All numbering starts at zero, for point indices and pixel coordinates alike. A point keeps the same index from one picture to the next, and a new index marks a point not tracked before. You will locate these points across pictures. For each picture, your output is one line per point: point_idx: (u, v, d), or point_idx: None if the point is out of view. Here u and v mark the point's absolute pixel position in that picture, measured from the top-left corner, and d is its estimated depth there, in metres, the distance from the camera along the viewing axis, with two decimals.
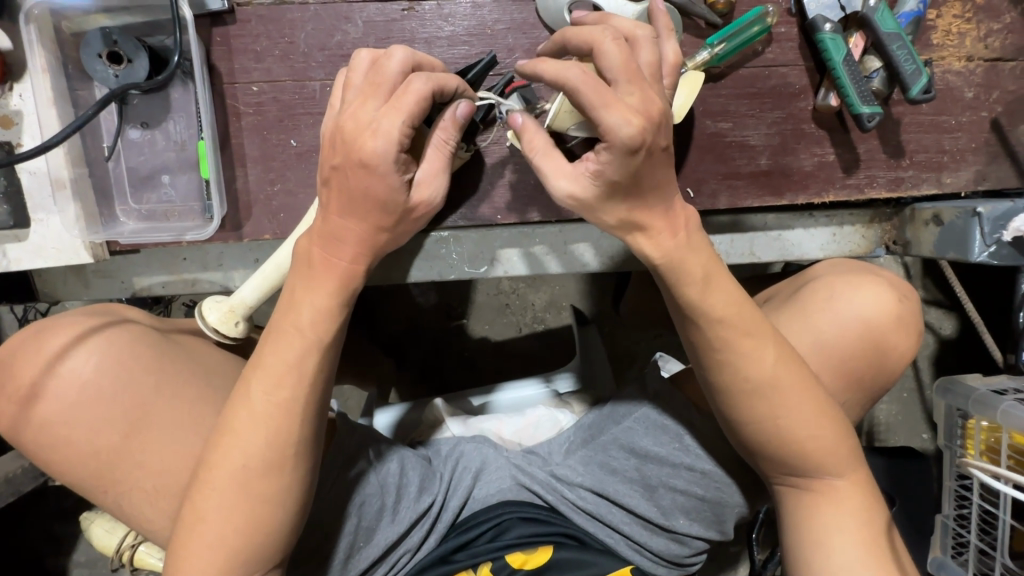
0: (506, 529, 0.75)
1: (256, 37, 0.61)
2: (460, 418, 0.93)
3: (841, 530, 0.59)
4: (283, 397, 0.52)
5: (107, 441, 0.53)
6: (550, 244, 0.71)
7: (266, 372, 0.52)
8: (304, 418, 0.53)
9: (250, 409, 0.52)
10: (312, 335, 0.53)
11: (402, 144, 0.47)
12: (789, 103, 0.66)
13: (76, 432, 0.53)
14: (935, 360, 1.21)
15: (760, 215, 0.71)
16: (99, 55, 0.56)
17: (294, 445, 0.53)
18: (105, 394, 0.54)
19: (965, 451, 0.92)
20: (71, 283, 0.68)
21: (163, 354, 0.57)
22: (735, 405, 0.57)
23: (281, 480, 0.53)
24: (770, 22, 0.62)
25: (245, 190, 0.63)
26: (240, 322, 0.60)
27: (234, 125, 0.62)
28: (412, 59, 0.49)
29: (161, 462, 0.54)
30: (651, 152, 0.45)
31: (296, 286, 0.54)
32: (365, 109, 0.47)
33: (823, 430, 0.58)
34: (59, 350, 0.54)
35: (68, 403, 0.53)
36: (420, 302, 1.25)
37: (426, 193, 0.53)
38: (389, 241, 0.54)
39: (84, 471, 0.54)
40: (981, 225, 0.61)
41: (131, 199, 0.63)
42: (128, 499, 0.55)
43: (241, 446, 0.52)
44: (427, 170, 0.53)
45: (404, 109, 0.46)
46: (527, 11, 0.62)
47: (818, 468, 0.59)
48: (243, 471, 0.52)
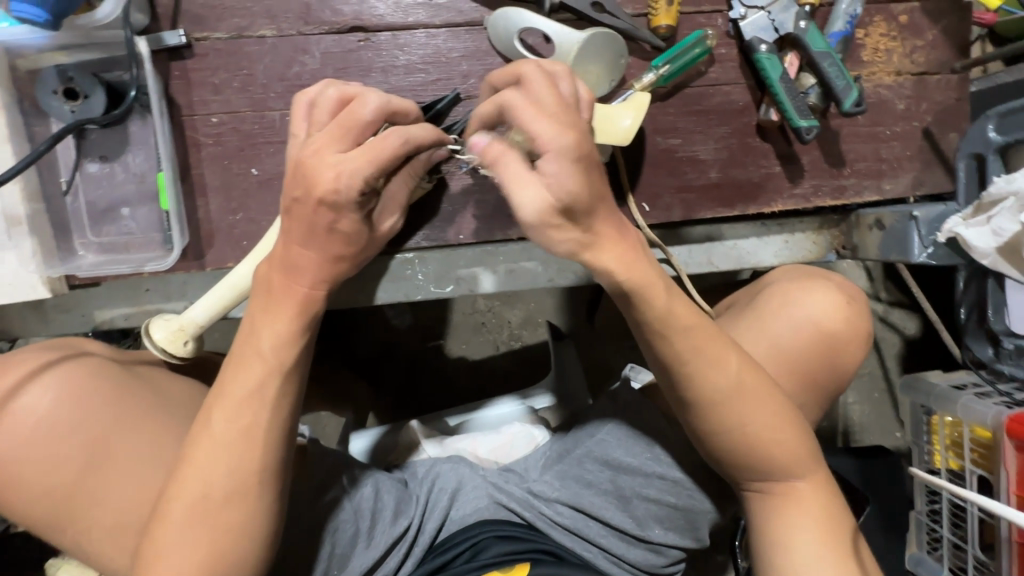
0: (484, 548, 0.73)
1: (215, 70, 0.62)
2: (435, 439, 0.93)
3: (806, 530, 0.60)
4: (244, 423, 0.52)
5: (64, 479, 0.52)
6: (514, 261, 0.72)
7: (228, 400, 0.52)
8: (266, 444, 0.53)
9: (211, 437, 0.52)
10: (274, 359, 0.53)
11: (366, 189, 0.48)
12: (734, 119, 0.69)
13: (33, 469, 0.52)
14: (903, 359, 1.25)
15: (717, 226, 0.74)
16: (54, 92, 0.57)
17: (257, 471, 0.52)
18: (61, 430, 0.53)
19: (931, 448, 0.94)
20: (29, 319, 0.67)
21: (123, 385, 0.56)
22: (704, 415, 0.58)
23: (245, 509, 0.52)
24: (710, 44, 0.65)
25: (207, 219, 0.64)
26: (188, 341, 0.60)
27: (194, 155, 0.63)
28: (385, 107, 0.50)
29: (120, 496, 0.53)
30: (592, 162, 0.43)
31: (252, 314, 0.54)
32: (331, 152, 0.47)
33: (785, 434, 0.60)
34: (14, 386, 0.53)
35: (24, 440, 0.52)
36: (395, 324, 1.25)
37: (387, 221, 0.60)
38: (348, 264, 0.56)
39: (39, 511, 0.53)
40: (918, 228, 0.64)
41: (90, 232, 0.62)
42: (86, 538, 0.53)
43: (203, 475, 0.51)
44: (391, 199, 0.59)
45: (378, 158, 0.47)
46: (480, 39, 0.65)
47: (780, 470, 0.61)
48: (206, 501, 0.51)
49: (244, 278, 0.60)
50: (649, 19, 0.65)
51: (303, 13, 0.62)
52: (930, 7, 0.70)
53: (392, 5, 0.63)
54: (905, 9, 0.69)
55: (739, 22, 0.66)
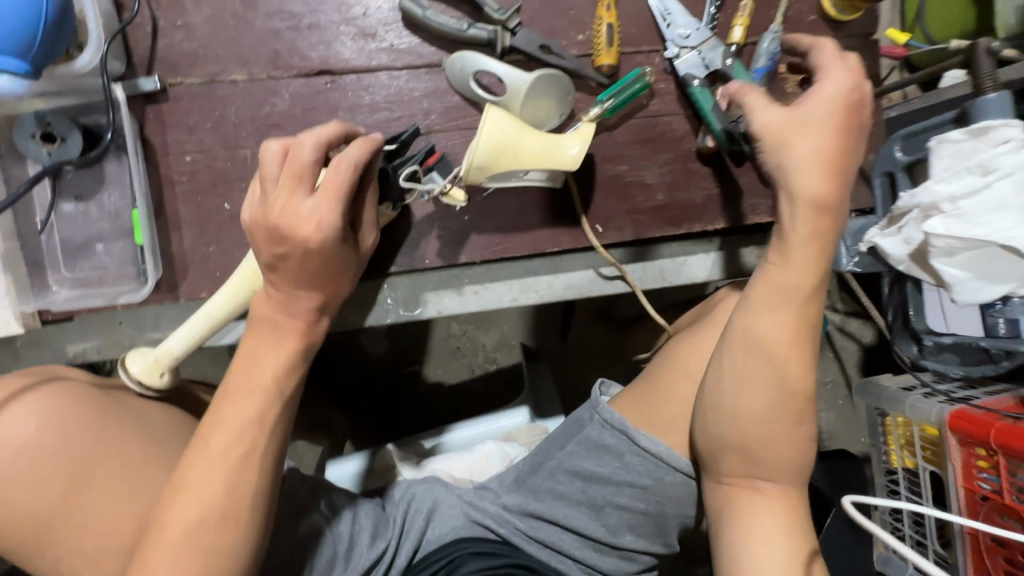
0: (459, 566, 0.75)
1: (188, 112, 0.66)
2: (412, 465, 0.96)
3: (775, 539, 0.61)
4: (242, 446, 0.55)
5: (47, 499, 0.54)
6: (480, 282, 0.76)
7: (227, 425, 0.56)
8: (260, 467, 0.56)
9: (207, 460, 0.55)
10: (273, 386, 0.57)
11: (340, 222, 0.56)
12: (676, 146, 0.75)
13: (18, 492, 0.54)
14: (863, 365, 1.32)
15: (665, 244, 0.80)
16: (32, 135, 0.60)
17: (250, 495, 0.55)
18: (45, 454, 0.54)
19: (887, 447, 0.99)
20: (1, 355, 0.69)
21: (104, 411, 0.58)
22: (747, 395, 0.59)
23: (235, 532, 0.55)
24: (649, 80, 0.72)
25: (181, 252, 0.66)
26: (164, 372, 0.63)
27: (168, 193, 0.66)
28: (321, 142, 0.55)
29: (108, 520, 0.55)
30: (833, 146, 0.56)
31: (256, 344, 0.58)
32: (298, 203, 0.54)
33: (796, 449, 0.60)
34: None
35: (8, 465, 0.54)
36: (371, 352, 1.27)
37: (370, 235, 0.64)
38: (332, 291, 0.60)
39: (18, 534, 0.54)
40: (844, 239, 0.71)
41: (64, 267, 0.64)
42: (68, 561, 0.55)
43: (196, 498, 0.54)
44: (365, 219, 0.63)
45: (341, 193, 0.55)
46: (440, 79, 0.70)
47: (770, 473, 0.61)
48: (198, 523, 0.53)
49: (218, 306, 0.63)
50: (593, 59, 0.71)
51: (272, 59, 0.67)
52: (843, 44, 0.78)
53: (356, 50, 0.68)
54: (822, 46, 0.77)
55: (675, 61, 0.73)
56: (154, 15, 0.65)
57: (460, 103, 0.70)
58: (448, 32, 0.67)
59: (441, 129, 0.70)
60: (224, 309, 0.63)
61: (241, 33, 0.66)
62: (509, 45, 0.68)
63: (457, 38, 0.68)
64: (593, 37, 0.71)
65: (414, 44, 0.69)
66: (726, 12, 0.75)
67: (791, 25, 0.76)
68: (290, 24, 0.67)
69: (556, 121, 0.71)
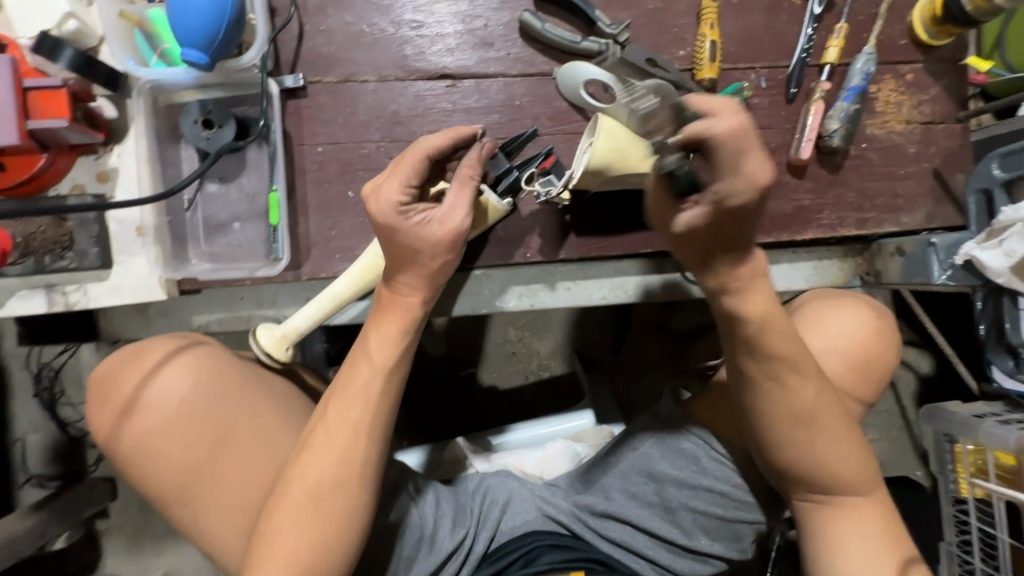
0: (538, 556, 0.78)
1: (324, 107, 0.72)
2: (483, 456, 0.97)
3: (857, 534, 0.64)
4: (355, 417, 0.59)
5: (197, 451, 0.58)
6: (572, 280, 0.80)
7: (342, 396, 0.59)
8: (372, 437, 0.59)
9: (327, 429, 0.58)
10: (380, 361, 0.60)
11: (400, 200, 0.58)
12: (767, 158, 0.79)
13: (167, 443, 0.58)
14: (917, 397, 1.30)
15: (752, 252, 0.82)
16: (195, 121, 0.66)
17: (361, 464, 0.58)
18: (197, 408, 0.59)
19: (958, 476, 0.98)
20: (133, 321, 0.74)
21: (244, 375, 0.62)
22: (779, 429, 0.63)
23: (352, 496, 0.58)
24: (746, 94, 0.76)
25: (306, 235, 0.72)
26: (290, 347, 0.67)
27: (300, 179, 0.72)
28: (423, 136, 0.62)
29: (244, 476, 0.59)
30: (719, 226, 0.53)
31: (364, 326, 0.62)
32: (377, 180, 0.60)
33: (855, 451, 0.64)
34: (158, 367, 0.60)
35: (162, 416, 0.58)
36: (432, 352, 1.31)
37: (449, 223, 0.60)
38: (439, 275, 0.63)
39: (167, 482, 0.58)
40: (936, 253, 0.73)
41: (203, 242, 0.71)
42: (206, 513, 0.59)
43: (317, 463, 0.57)
44: (453, 203, 0.61)
45: (406, 171, 0.58)
46: (549, 87, 0.75)
47: (848, 483, 0.64)
48: (319, 488, 0.57)
49: (344, 290, 0.67)
50: (693, 73, 0.76)
51: (400, 63, 0.73)
52: (932, 68, 0.81)
53: (475, 58, 0.74)
54: (911, 69, 0.80)
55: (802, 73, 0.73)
56: (301, 20, 0.72)
57: (567, 109, 0.75)
58: (562, 43, 0.72)
59: (548, 133, 0.75)
60: (349, 293, 0.67)
61: (375, 39, 0.73)
62: (619, 57, 0.73)
63: (570, 49, 0.73)
64: (695, 52, 0.75)
65: (528, 54, 0.75)
66: (820, 34, 0.79)
67: (882, 48, 0.80)
68: (417, 32, 0.74)
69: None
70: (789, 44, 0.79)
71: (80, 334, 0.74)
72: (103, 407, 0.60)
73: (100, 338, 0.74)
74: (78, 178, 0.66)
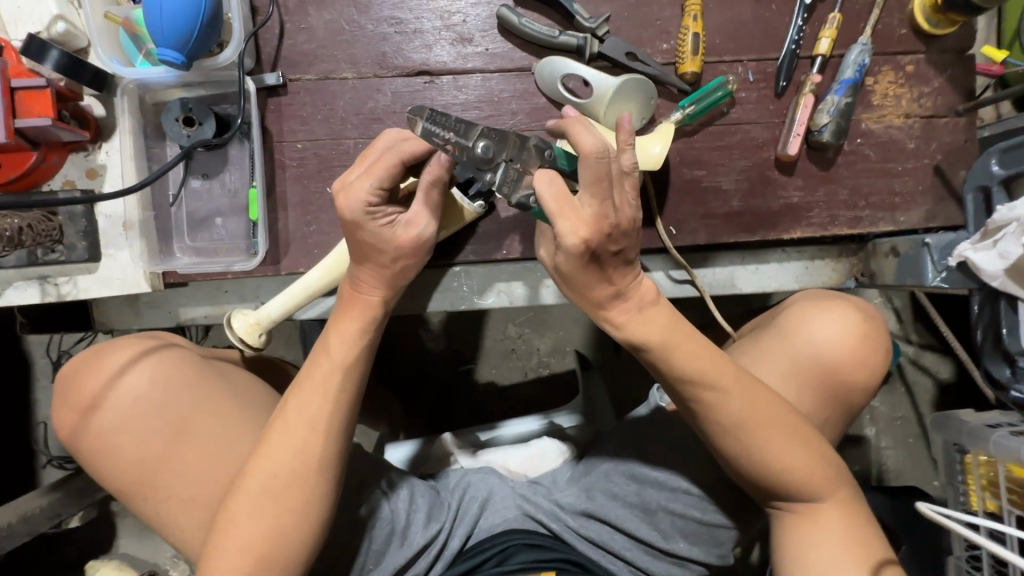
0: (511, 555, 0.77)
1: (303, 104, 0.73)
2: (469, 452, 0.96)
3: (828, 547, 0.61)
4: (312, 412, 0.60)
5: (154, 447, 0.61)
6: (552, 277, 0.79)
7: (301, 391, 0.60)
8: (329, 431, 0.60)
9: (284, 424, 0.60)
10: (339, 358, 0.61)
11: (369, 201, 0.58)
12: (754, 154, 0.76)
13: (126, 441, 0.61)
14: (935, 403, 1.24)
15: (739, 251, 0.80)
16: (176, 119, 0.68)
17: (318, 459, 0.59)
18: (155, 407, 0.62)
19: (967, 488, 0.91)
20: (124, 312, 0.77)
21: (202, 373, 0.65)
22: (737, 439, 0.61)
23: (307, 489, 0.59)
24: (731, 88, 0.74)
25: (285, 230, 0.73)
26: (263, 333, 0.69)
27: (279, 175, 0.73)
28: (395, 136, 0.60)
29: (202, 470, 0.61)
30: (599, 255, 0.54)
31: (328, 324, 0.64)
32: (349, 176, 0.59)
33: (820, 459, 0.62)
34: (120, 367, 0.63)
35: (123, 415, 0.62)
36: (429, 347, 1.32)
37: (414, 231, 0.61)
38: (400, 276, 0.64)
39: (128, 476, 0.61)
40: (930, 253, 0.69)
41: (186, 237, 0.73)
42: (165, 506, 0.61)
43: (274, 458, 0.59)
44: (416, 212, 0.62)
45: (377, 174, 0.58)
46: (528, 82, 0.74)
47: (811, 492, 0.62)
48: (275, 480, 0.58)
49: (317, 281, 0.69)
50: (676, 67, 0.74)
51: (379, 60, 0.74)
52: (936, 58, 0.77)
53: (454, 54, 0.74)
54: (911, 60, 0.76)
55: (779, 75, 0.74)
56: (283, 19, 0.73)
57: (546, 105, 0.75)
58: (539, 38, 0.72)
59: (526, 129, 0.75)
60: (322, 284, 0.69)
61: (354, 36, 0.73)
62: (596, 51, 0.72)
63: (548, 44, 0.72)
64: (678, 46, 0.74)
65: (507, 50, 0.74)
66: (812, 24, 0.76)
67: (879, 39, 0.76)
68: (396, 28, 0.74)
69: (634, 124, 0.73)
70: (780, 36, 0.76)
71: (76, 324, 0.77)
72: (65, 406, 0.63)
73: (95, 328, 0.78)
74: (69, 174, 0.69)
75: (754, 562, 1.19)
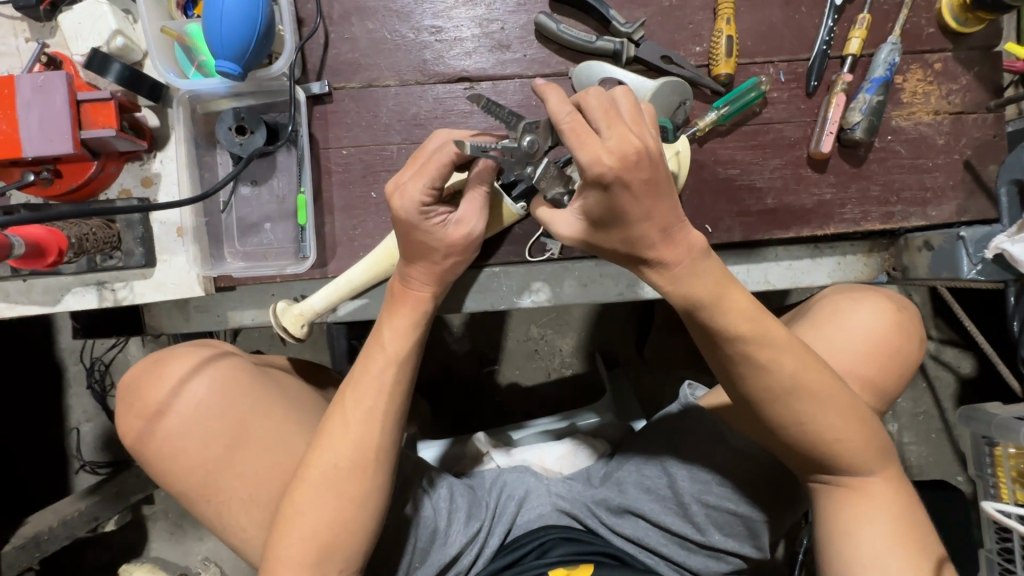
0: (550, 548, 0.78)
1: (348, 112, 0.75)
2: (503, 449, 0.97)
3: (873, 517, 0.63)
4: (369, 404, 0.63)
5: (214, 451, 0.63)
6: (588, 276, 0.80)
7: (358, 385, 0.63)
8: (385, 423, 0.63)
9: (342, 417, 0.62)
10: (393, 352, 0.65)
11: (422, 202, 0.62)
12: (787, 152, 0.78)
13: (188, 445, 0.63)
14: (957, 397, 1.24)
15: (772, 249, 0.81)
16: (230, 129, 0.70)
17: (376, 451, 0.62)
18: (213, 411, 0.63)
19: (997, 481, 0.91)
20: (175, 316, 0.79)
21: (257, 380, 0.67)
22: (766, 407, 0.61)
23: (366, 480, 0.61)
24: (764, 89, 0.76)
25: (332, 234, 0.75)
26: (304, 324, 0.71)
27: (326, 181, 0.75)
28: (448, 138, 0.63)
29: (261, 471, 0.63)
30: (613, 187, 0.51)
31: (381, 317, 0.68)
32: (401, 176, 0.63)
33: (850, 431, 0.62)
34: (182, 375, 0.64)
35: (186, 422, 0.63)
36: (455, 349, 1.33)
37: (464, 228, 0.66)
38: (448, 272, 0.68)
39: (189, 481, 0.63)
40: (966, 245, 0.71)
41: (237, 242, 0.75)
42: (227, 507, 0.63)
43: (334, 449, 0.61)
44: (467, 210, 0.66)
45: (428, 174, 0.61)
46: (566, 86, 0.77)
47: (852, 466, 0.63)
48: (336, 472, 0.61)
49: (360, 275, 0.72)
50: (709, 69, 0.76)
51: (420, 67, 0.76)
52: (963, 57, 0.78)
53: (492, 60, 0.76)
54: (939, 58, 0.78)
55: (813, 79, 0.76)
56: (327, 30, 0.75)
57: None
58: (577, 43, 0.74)
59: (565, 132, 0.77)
60: (365, 279, 0.72)
61: (396, 45, 0.76)
62: (632, 55, 0.74)
63: (586, 49, 0.74)
64: (711, 48, 0.76)
65: (544, 55, 0.76)
66: (841, 25, 0.78)
67: (907, 38, 0.78)
68: (436, 36, 0.76)
69: (676, 121, 0.74)
70: (810, 36, 0.78)
71: (126, 329, 0.79)
72: (132, 412, 0.64)
73: (145, 332, 0.79)
74: (125, 183, 0.71)
75: (780, 558, 1.19)
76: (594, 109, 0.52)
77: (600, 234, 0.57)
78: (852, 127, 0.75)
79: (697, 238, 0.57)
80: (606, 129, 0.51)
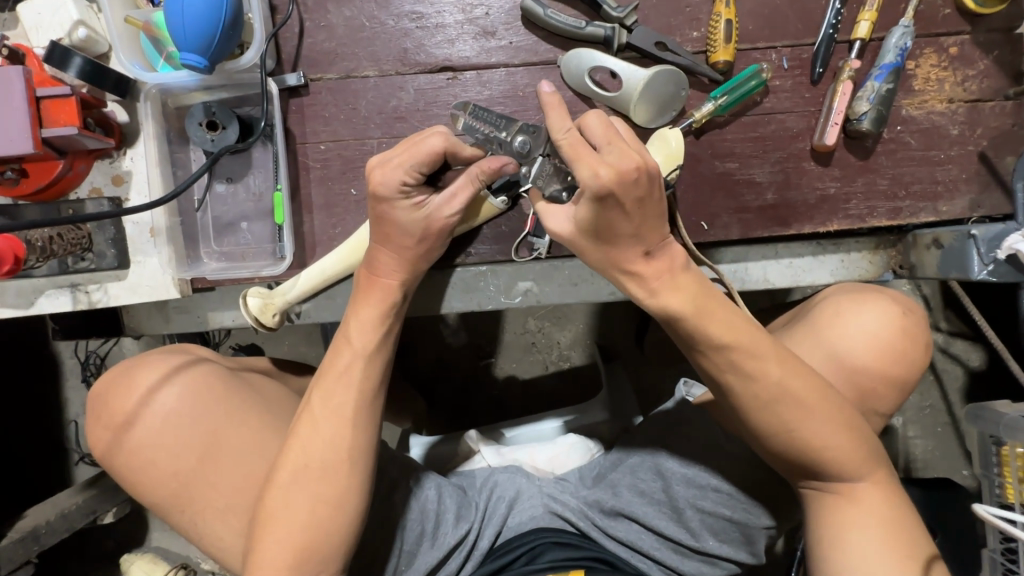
0: (542, 553, 0.76)
1: (326, 105, 0.72)
2: (494, 448, 0.94)
3: (863, 528, 0.60)
4: (338, 400, 0.61)
5: (184, 462, 0.62)
6: (580, 275, 0.77)
7: (326, 382, 0.62)
8: (356, 420, 0.61)
9: (311, 416, 0.61)
10: (360, 346, 0.63)
11: (406, 181, 0.60)
12: (788, 145, 0.73)
13: (158, 456, 0.62)
14: (966, 392, 1.20)
15: (771, 246, 0.77)
16: (200, 124, 0.67)
17: (348, 449, 0.60)
18: (183, 421, 0.62)
19: (1002, 481, 0.86)
20: (155, 317, 0.77)
21: (230, 387, 0.65)
22: (750, 415, 0.58)
23: (338, 478, 0.60)
24: (765, 76, 0.71)
25: (311, 233, 0.72)
26: (276, 314, 0.69)
27: (304, 177, 0.72)
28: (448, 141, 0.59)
29: (234, 479, 0.62)
30: (609, 200, 0.48)
31: (354, 309, 0.65)
32: (386, 152, 0.61)
33: (838, 436, 0.59)
34: (150, 387, 0.63)
35: (156, 432, 0.62)
36: (450, 343, 1.31)
37: (447, 213, 0.64)
38: (421, 257, 0.66)
39: (163, 492, 0.62)
40: (976, 246, 0.66)
41: (213, 242, 0.73)
42: (202, 517, 0.62)
43: (303, 448, 0.60)
44: (450, 196, 0.63)
45: (417, 155, 0.59)
46: (555, 75, 0.72)
47: (842, 473, 0.60)
48: (305, 470, 0.59)
49: (333, 265, 0.69)
50: (707, 55, 0.72)
51: (400, 57, 0.72)
52: (981, 39, 0.73)
53: (476, 48, 0.72)
54: (955, 41, 0.73)
55: (817, 68, 0.72)
56: (302, 17, 0.72)
57: (572, 98, 0.72)
58: (566, 30, 0.69)
59: None
60: (338, 268, 0.69)
61: (375, 32, 0.72)
62: (625, 42, 0.70)
63: (575, 36, 0.70)
64: (709, 33, 0.71)
65: (532, 42, 0.72)
66: (850, 7, 0.73)
67: (920, 20, 0.73)
68: (417, 23, 0.72)
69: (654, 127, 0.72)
70: (816, 19, 0.73)
71: (106, 330, 0.78)
72: (99, 425, 0.64)
73: (126, 333, 0.78)
74: (96, 182, 0.69)
75: (779, 553, 1.18)
76: (597, 130, 0.50)
77: (597, 227, 0.53)
78: (861, 117, 0.71)
79: (678, 254, 0.55)
80: (606, 142, 0.49)
